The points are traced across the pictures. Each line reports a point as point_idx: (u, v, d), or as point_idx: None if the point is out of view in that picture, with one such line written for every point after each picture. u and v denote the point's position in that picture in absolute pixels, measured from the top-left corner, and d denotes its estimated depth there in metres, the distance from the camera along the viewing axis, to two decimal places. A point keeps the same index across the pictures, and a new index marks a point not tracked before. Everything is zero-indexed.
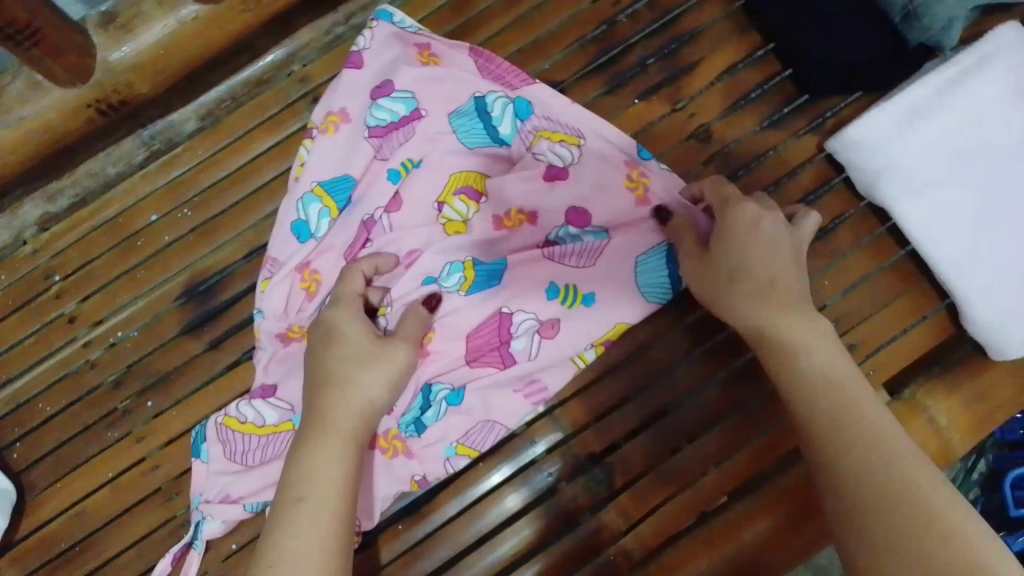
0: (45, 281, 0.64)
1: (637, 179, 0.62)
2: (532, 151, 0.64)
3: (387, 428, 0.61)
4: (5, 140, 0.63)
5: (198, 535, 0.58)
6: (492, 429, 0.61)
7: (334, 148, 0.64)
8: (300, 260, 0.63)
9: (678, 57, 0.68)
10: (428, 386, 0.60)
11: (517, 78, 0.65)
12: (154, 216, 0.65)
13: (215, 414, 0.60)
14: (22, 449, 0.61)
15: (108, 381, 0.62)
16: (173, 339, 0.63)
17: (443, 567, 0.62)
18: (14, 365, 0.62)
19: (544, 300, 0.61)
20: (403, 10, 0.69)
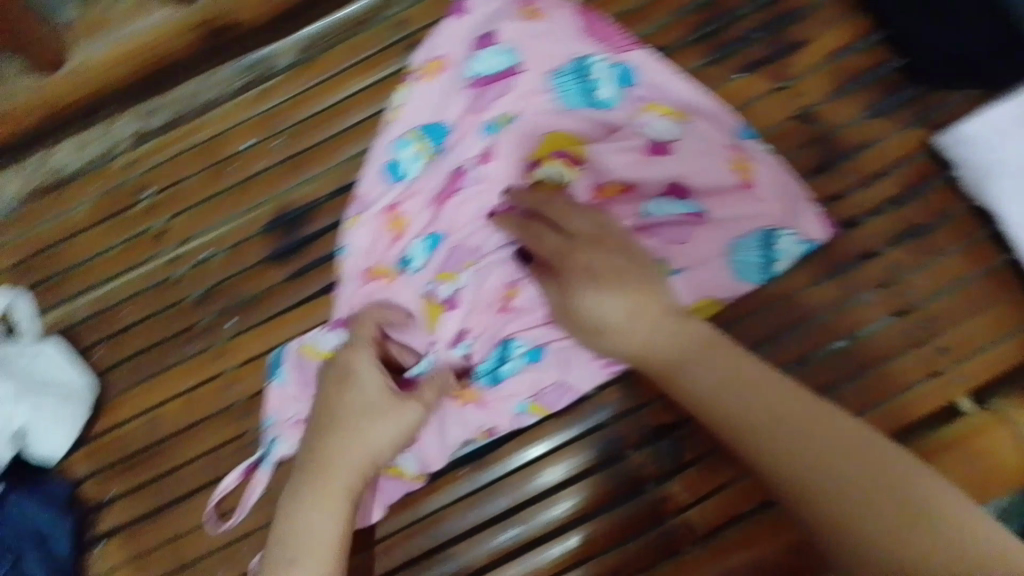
0: (136, 196, 0.65)
1: (742, 163, 0.61)
2: (634, 118, 0.63)
3: (462, 376, 0.62)
4: (117, 52, 0.67)
5: (267, 455, 0.59)
6: (566, 390, 0.62)
7: (432, 95, 0.64)
8: (389, 202, 0.64)
9: (787, 33, 0.64)
10: (508, 340, 0.62)
11: (623, 41, 0.63)
12: (245, 144, 0.65)
13: (294, 341, 0.62)
14: (104, 351, 0.64)
15: (193, 296, 0.64)
16: (258, 264, 0.64)
17: (502, 515, 0.63)
18: (100, 273, 0.64)
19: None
20: None
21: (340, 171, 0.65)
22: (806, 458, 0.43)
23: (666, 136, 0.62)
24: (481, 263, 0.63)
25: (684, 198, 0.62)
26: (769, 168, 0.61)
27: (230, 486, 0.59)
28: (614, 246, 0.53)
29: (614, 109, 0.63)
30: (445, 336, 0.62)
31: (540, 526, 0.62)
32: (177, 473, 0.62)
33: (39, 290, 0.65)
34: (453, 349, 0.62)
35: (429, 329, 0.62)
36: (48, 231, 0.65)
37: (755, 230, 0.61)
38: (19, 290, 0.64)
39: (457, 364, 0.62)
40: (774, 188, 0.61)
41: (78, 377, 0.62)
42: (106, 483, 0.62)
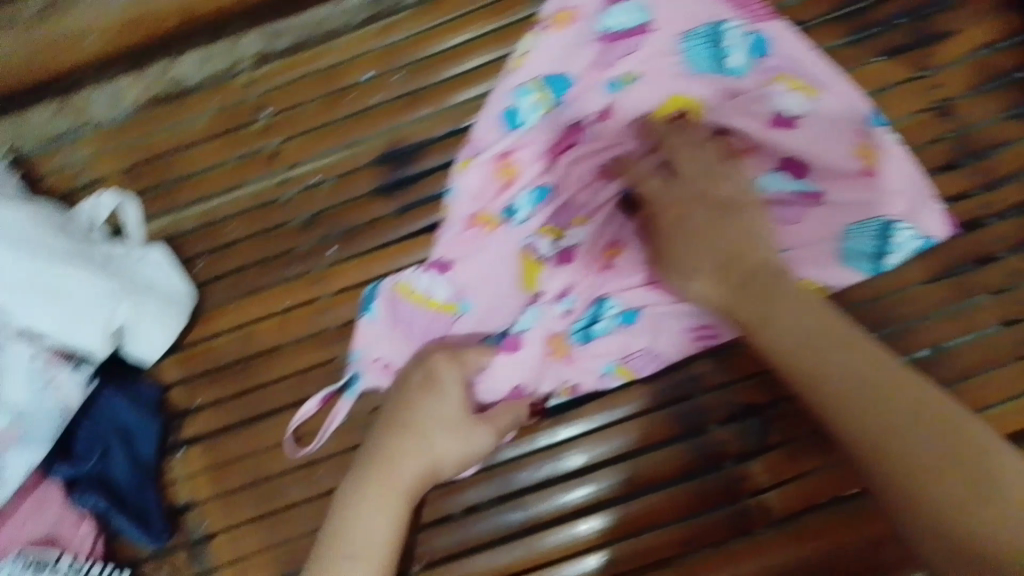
0: (253, 114, 0.65)
1: (868, 149, 0.60)
2: (763, 89, 0.61)
3: (558, 332, 0.63)
4: None
5: (352, 386, 0.61)
6: (654, 357, 0.63)
7: (559, 44, 0.62)
8: (503, 148, 0.61)
9: (933, 22, 0.62)
10: (602, 300, 0.64)
11: (761, 10, 0.62)
12: (366, 75, 0.65)
13: (387, 279, 0.63)
14: (204, 264, 0.65)
15: (300, 220, 0.64)
16: (365, 196, 0.64)
17: (576, 473, 0.63)
18: (211, 186, 0.64)
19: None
20: None
21: (457, 112, 0.64)
22: (880, 419, 0.45)
23: (793, 111, 0.61)
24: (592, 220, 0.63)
25: (801, 176, 0.62)
26: (898, 158, 0.60)
27: (309, 412, 0.60)
28: (715, 202, 0.57)
29: (743, 78, 0.61)
30: (551, 289, 0.63)
31: (611, 488, 0.62)
32: (260, 393, 0.63)
33: (148, 196, 0.65)
34: (557, 302, 0.63)
35: (524, 289, 0.63)
36: (163, 140, 0.65)
37: (872, 218, 0.60)
38: (127, 193, 0.65)
39: (559, 317, 0.63)
40: (899, 178, 0.60)
41: (180, 283, 0.61)
42: (193, 392, 0.64)
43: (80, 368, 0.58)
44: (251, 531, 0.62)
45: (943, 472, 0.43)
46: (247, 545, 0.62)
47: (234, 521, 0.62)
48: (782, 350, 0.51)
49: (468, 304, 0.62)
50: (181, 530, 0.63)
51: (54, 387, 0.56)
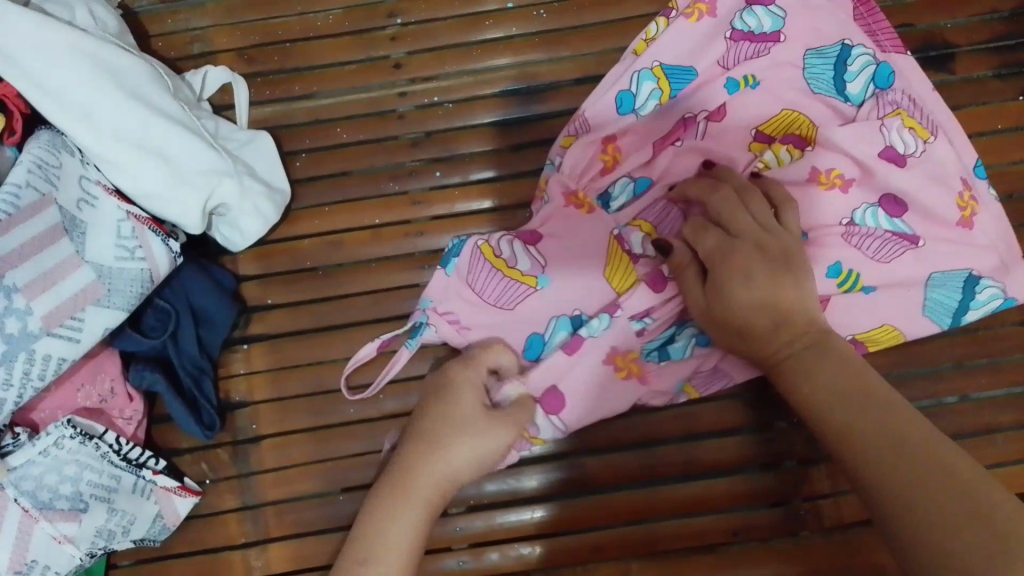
0: (386, 19, 0.64)
1: (968, 201, 0.57)
2: (878, 119, 0.58)
3: (629, 349, 0.56)
4: None
5: (415, 335, 0.57)
6: (721, 377, 0.59)
7: (689, 37, 0.61)
8: (611, 131, 0.61)
9: None
10: (680, 322, 0.58)
11: (890, 43, 0.61)
12: (509, 4, 0.64)
13: (473, 237, 0.58)
14: (303, 162, 0.62)
15: (408, 136, 0.62)
16: (482, 125, 0.63)
17: (551, 455, 0.60)
18: (332, 83, 0.63)
19: (822, 276, 0.56)
20: None
21: (592, 61, 0.64)
22: (872, 429, 0.42)
23: (905, 149, 0.57)
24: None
25: (897, 216, 0.57)
26: (992, 214, 0.58)
27: (367, 356, 0.57)
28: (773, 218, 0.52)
29: (858, 106, 0.60)
30: (632, 307, 0.55)
31: (592, 473, 0.59)
32: (332, 303, 0.60)
33: (256, 81, 0.63)
34: (632, 321, 0.56)
35: (613, 288, 0.56)
36: (292, 25, 0.64)
37: (962, 271, 0.57)
38: (236, 74, 0.62)
39: (630, 334, 0.56)
40: (995, 234, 0.57)
41: (279, 179, 0.61)
42: (266, 289, 0.61)
43: (169, 241, 0.56)
44: (291, 441, 0.58)
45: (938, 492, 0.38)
46: (291, 455, 0.58)
47: (281, 429, 0.58)
48: (809, 406, 0.45)
49: (548, 278, 0.56)
50: (229, 428, 0.59)
51: (144, 253, 0.54)
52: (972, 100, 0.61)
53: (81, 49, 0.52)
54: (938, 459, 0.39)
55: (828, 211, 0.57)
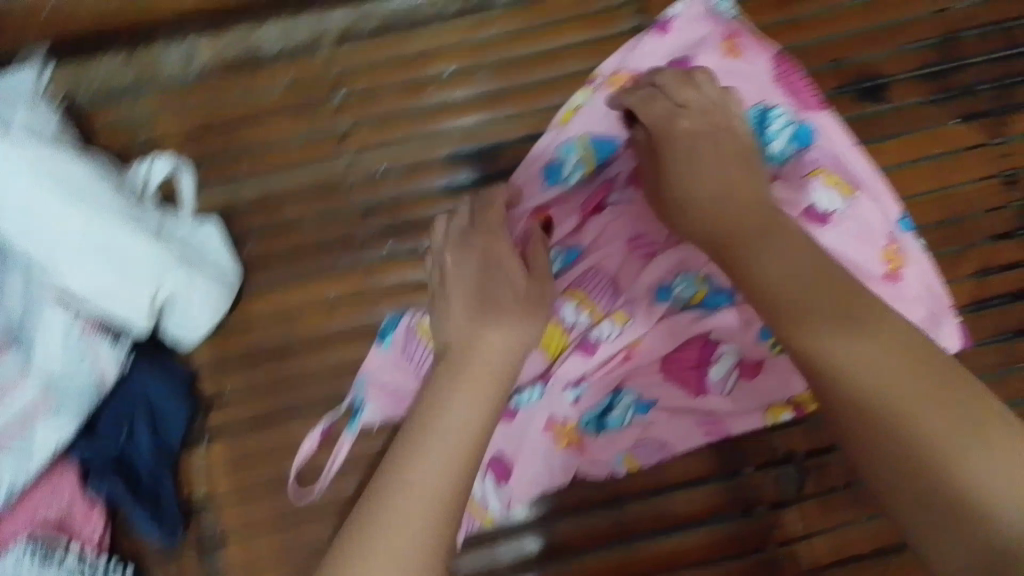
0: (326, 94, 0.62)
1: (894, 254, 0.59)
2: (798, 180, 0.60)
3: (565, 418, 0.60)
4: None
5: (356, 416, 0.58)
6: (660, 448, 0.59)
7: (612, 108, 0.63)
8: (540, 202, 0.62)
9: (1015, 92, 0.62)
10: (617, 390, 0.61)
11: (812, 99, 0.61)
12: (448, 68, 0.63)
13: (409, 313, 0.60)
14: (254, 246, 0.61)
15: (355, 209, 0.62)
16: (430, 192, 0.62)
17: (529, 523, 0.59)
18: (273, 162, 0.62)
19: (755, 338, 0.61)
20: None
21: (536, 118, 0.63)
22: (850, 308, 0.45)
23: (828, 208, 0.59)
24: (630, 321, 0.60)
25: None
26: (921, 266, 0.59)
27: (307, 453, 0.58)
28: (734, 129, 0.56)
29: (781, 166, 0.61)
30: (563, 375, 0.60)
31: (572, 538, 0.58)
32: (288, 386, 0.59)
33: (203, 168, 0.62)
34: (565, 390, 0.60)
35: (547, 357, 0.61)
36: (234, 109, 0.62)
37: None
38: (180, 160, 0.61)
39: (565, 404, 0.60)
40: (922, 287, 0.58)
41: (227, 262, 0.59)
42: (222, 377, 0.60)
43: (117, 343, 0.57)
44: (259, 533, 0.57)
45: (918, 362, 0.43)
46: (262, 549, 0.57)
47: (248, 520, 0.57)
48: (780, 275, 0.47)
49: None
50: (196, 524, 0.58)
51: (90, 359, 0.56)
52: (907, 127, 0.61)
53: (34, 169, 0.52)
54: (916, 351, 0.43)
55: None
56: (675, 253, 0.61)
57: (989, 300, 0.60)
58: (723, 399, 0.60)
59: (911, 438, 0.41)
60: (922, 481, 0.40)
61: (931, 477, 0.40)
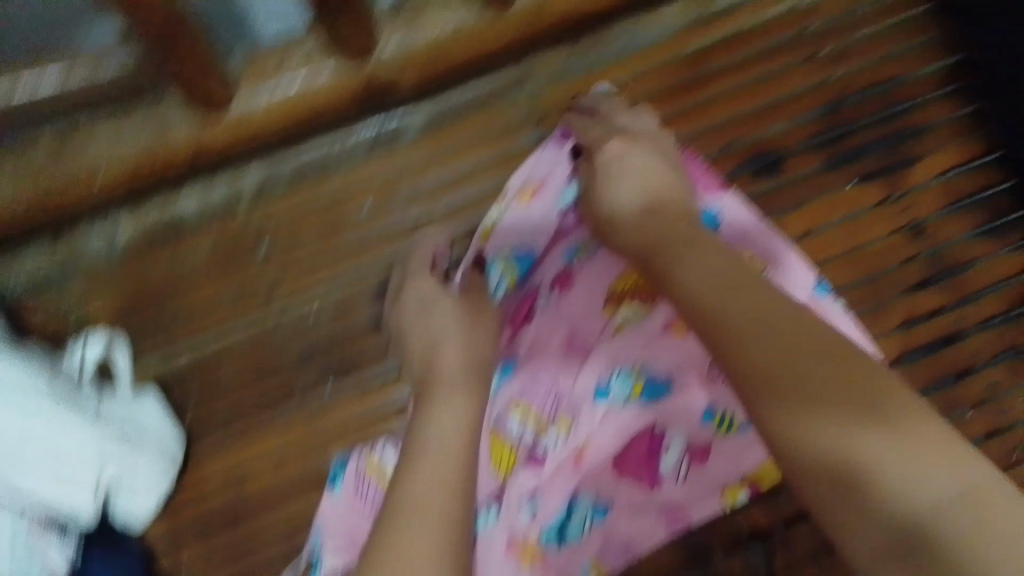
0: (249, 249, 0.63)
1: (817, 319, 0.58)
2: None
3: (526, 536, 0.60)
4: (229, 124, 0.54)
5: (316, 568, 0.57)
6: (624, 547, 0.61)
7: (527, 219, 0.62)
8: None
9: (902, 149, 0.66)
10: (573, 498, 0.61)
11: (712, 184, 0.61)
12: (366, 206, 0.63)
13: (356, 453, 0.59)
14: (196, 412, 0.62)
15: (293, 358, 0.62)
16: (362, 329, 0.62)
17: None
18: (206, 325, 0.63)
19: (699, 422, 0.61)
20: (650, 46, 0.65)
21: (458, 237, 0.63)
22: (776, 311, 0.40)
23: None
24: (573, 427, 0.61)
25: None
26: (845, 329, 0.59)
27: None
28: (662, 145, 0.58)
29: None
30: (516, 493, 0.61)
31: None
32: (251, 546, 0.60)
33: (139, 340, 0.63)
34: (521, 508, 0.61)
35: (499, 475, 0.61)
36: (160, 279, 0.63)
37: None
38: (115, 333, 0.62)
39: (523, 523, 0.60)
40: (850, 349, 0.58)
41: (170, 430, 0.60)
42: (184, 545, 0.60)
43: (66, 537, 0.57)
44: None
45: (853, 379, 0.37)
46: None
47: None
48: (700, 287, 0.43)
49: None
50: None
51: (39, 560, 0.55)
52: (808, 197, 0.65)
53: None
54: (853, 365, 0.37)
55: (689, 356, 0.61)
56: (607, 351, 0.62)
57: (913, 352, 0.64)
58: (678, 488, 0.61)
59: (827, 421, 0.36)
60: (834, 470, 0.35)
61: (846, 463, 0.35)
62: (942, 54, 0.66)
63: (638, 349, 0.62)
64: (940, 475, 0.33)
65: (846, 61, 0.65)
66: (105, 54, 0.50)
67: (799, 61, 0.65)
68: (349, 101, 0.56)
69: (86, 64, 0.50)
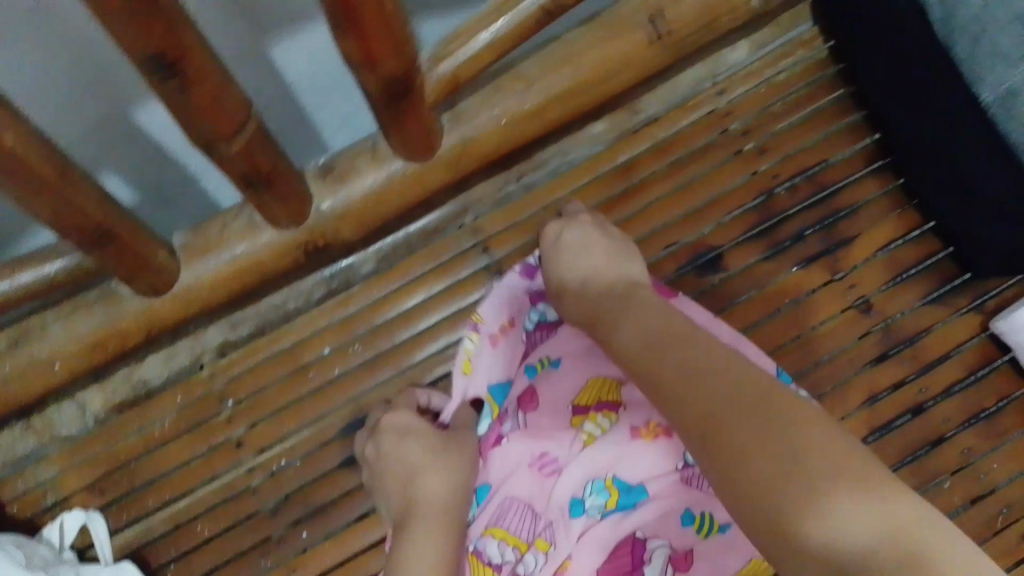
0: (217, 405, 0.66)
1: None
2: None
3: None
4: (178, 296, 0.58)
5: None
6: None
7: (501, 354, 0.66)
8: None
9: (836, 230, 0.68)
10: None
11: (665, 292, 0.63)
12: (326, 349, 0.67)
13: None
14: (174, 571, 0.64)
15: (267, 507, 0.64)
16: (332, 469, 0.65)
17: None
18: (179, 485, 0.65)
19: (676, 526, 0.59)
20: (579, 166, 0.69)
21: (416, 370, 0.67)
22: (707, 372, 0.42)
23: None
24: (552, 545, 0.60)
25: None
26: None
27: None
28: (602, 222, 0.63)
29: None
30: None
31: None
32: None
33: (111, 508, 0.64)
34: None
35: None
36: (132, 445, 0.65)
37: None
38: (90, 511, 0.63)
39: None
40: None
41: None
42: None
43: None
44: None
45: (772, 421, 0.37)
46: None
47: None
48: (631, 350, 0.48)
49: None
50: None
51: None
52: (753, 287, 0.66)
53: None
54: (783, 413, 0.38)
55: (660, 462, 0.61)
56: (579, 464, 0.61)
57: (894, 421, 0.64)
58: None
59: (767, 457, 0.36)
60: (768, 503, 0.35)
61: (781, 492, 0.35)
62: (859, 136, 0.69)
63: (609, 459, 0.61)
64: (874, 506, 0.33)
65: (767, 155, 0.69)
66: (43, 263, 0.52)
67: (723, 160, 0.69)
68: (293, 258, 0.60)
69: (27, 274, 0.52)
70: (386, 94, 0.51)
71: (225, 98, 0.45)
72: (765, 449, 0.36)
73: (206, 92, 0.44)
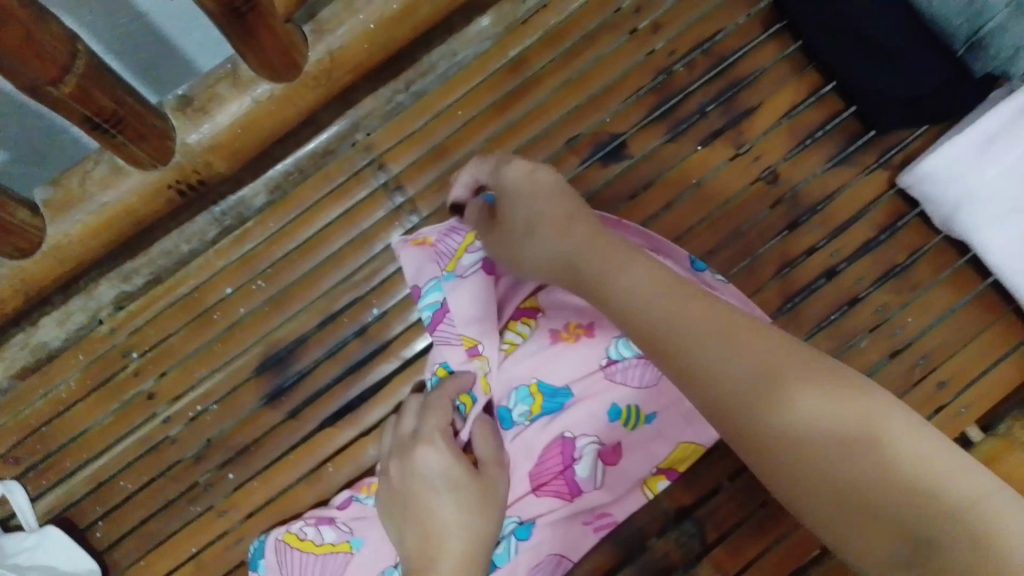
0: (123, 359, 0.64)
1: None
2: None
3: None
4: (48, 257, 0.55)
5: None
6: (559, 563, 0.58)
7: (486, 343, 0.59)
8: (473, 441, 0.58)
9: (737, 102, 0.66)
10: None
11: None
12: (228, 289, 0.64)
13: (272, 533, 0.60)
14: (104, 528, 0.63)
15: (190, 455, 0.63)
16: (251, 411, 0.64)
17: None
18: (96, 445, 0.63)
19: (605, 422, 0.58)
20: (470, 63, 0.65)
21: (326, 299, 0.65)
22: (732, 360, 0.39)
23: None
24: None
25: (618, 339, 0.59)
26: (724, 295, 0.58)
27: None
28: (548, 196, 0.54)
29: None
30: None
31: None
32: None
33: (31, 475, 0.63)
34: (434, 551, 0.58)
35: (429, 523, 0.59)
36: (40, 410, 0.63)
37: None
38: (8, 483, 0.62)
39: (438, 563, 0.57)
40: None
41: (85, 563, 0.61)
42: None
43: None
44: None
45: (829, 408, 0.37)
46: None
47: None
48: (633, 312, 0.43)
49: (358, 538, 0.59)
50: None
51: None
52: (658, 171, 0.65)
53: None
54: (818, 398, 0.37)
55: (584, 363, 0.58)
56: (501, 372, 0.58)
57: (813, 283, 0.64)
58: (596, 493, 0.58)
59: (823, 441, 0.36)
60: (899, 530, 0.33)
61: (851, 484, 0.35)
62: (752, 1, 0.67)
63: (530, 365, 0.58)
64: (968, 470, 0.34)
65: (662, 31, 0.66)
66: None
67: (618, 41, 0.66)
68: (168, 199, 0.57)
69: None
70: (229, 14, 0.45)
71: (39, 35, 0.41)
72: (819, 429, 0.36)
73: (16, 30, 0.40)
